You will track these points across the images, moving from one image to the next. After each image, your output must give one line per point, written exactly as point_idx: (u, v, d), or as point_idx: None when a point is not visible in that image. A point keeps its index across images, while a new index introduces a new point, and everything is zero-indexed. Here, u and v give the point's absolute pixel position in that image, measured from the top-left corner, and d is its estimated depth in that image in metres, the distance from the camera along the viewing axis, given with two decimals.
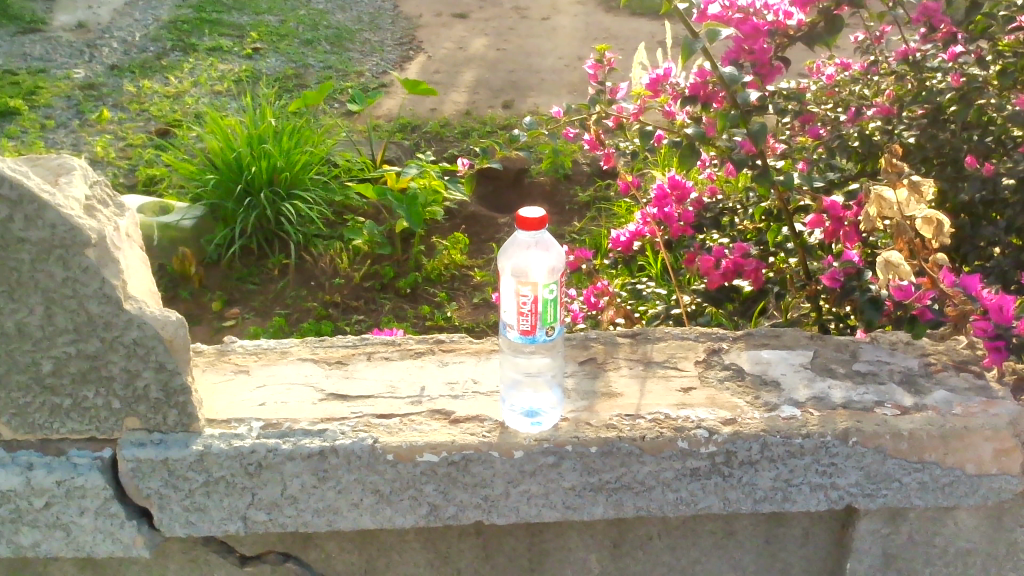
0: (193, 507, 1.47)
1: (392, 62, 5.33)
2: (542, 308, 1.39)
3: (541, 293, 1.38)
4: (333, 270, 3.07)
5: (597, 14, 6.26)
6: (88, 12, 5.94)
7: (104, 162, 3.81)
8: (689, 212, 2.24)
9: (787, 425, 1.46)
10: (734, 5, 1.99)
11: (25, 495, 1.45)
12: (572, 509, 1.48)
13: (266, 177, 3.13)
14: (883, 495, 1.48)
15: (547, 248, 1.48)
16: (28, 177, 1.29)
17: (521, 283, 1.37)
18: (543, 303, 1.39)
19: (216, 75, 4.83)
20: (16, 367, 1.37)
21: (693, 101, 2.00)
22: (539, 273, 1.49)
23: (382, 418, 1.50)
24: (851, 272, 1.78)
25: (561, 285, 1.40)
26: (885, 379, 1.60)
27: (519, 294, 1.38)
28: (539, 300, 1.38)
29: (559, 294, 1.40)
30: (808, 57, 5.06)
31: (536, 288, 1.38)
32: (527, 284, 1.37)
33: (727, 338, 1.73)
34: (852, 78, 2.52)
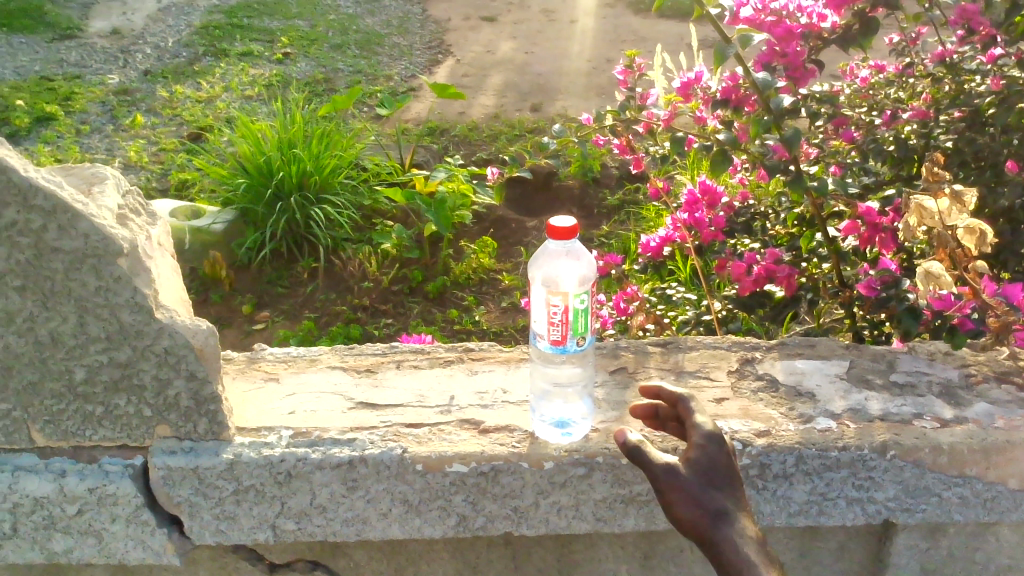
0: (223, 515, 1.47)
1: (421, 66, 5.34)
2: (573, 318, 1.38)
3: (572, 303, 1.36)
4: (361, 273, 3.07)
5: (626, 16, 6.25)
6: (122, 18, 6.01)
7: (137, 167, 3.86)
8: (720, 218, 2.20)
9: (822, 437, 1.43)
10: (766, 7, 1.94)
11: (58, 502, 1.46)
12: (602, 521, 1.47)
13: (295, 181, 3.14)
14: (922, 510, 1.45)
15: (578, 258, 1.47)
16: (62, 188, 1.29)
17: (551, 292, 1.36)
18: (574, 313, 1.37)
19: (247, 80, 4.88)
20: (50, 375, 1.38)
21: (725, 104, 2.02)
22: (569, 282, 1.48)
23: (411, 428, 1.50)
24: (887, 280, 1.76)
25: (592, 295, 1.39)
26: (924, 391, 1.57)
27: (549, 304, 1.37)
28: (569, 310, 1.37)
29: (590, 304, 1.39)
30: (840, 59, 5.02)
31: (567, 297, 1.36)
32: (558, 293, 1.36)
33: (760, 347, 1.70)
34: (886, 81, 2.48)
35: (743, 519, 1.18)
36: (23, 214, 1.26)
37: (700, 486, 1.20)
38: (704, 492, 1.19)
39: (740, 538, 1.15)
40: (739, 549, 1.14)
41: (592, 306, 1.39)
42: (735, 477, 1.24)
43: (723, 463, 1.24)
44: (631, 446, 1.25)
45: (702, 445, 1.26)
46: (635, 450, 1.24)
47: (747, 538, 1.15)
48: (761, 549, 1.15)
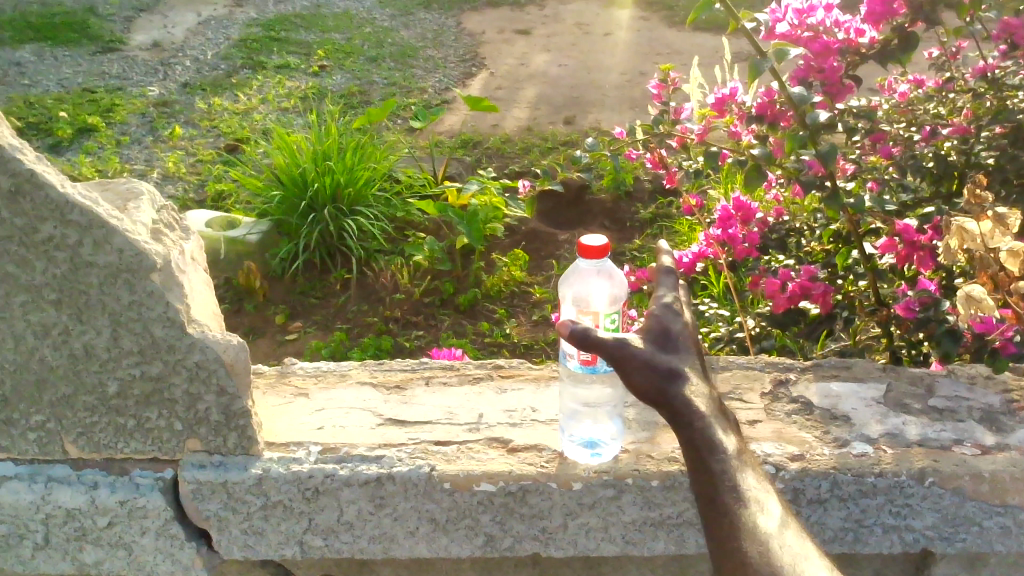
0: (251, 530, 1.47)
1: (455, 79, 5.36)
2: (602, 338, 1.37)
3: (602, 322, 1.36)
4: (393, 284, 3.08)
5: (660, 29, 6.23)
6: (163, 31, 6.12)
7: (175, 178, 3.91)
8: (754, 233, 2.15)
9: (858, 462, 1.40)
10: (803, 23, 1.92)
11: (90, 514, 1.48)
12: (631, 543, 1.46)
13: (329, 193, 3.17)
14: (962, 539, 1.41)
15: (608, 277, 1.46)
16: (98, 203, 1.30)
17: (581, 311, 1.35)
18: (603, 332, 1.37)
19: (284, 92, 4.93)
20: (83, 388, 1.39)
21: (760, 119, 2.00)
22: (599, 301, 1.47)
23: (440, 445, 1.49)
24: (926, 301, 1.72)
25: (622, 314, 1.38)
26: (964, 416, 1.53)
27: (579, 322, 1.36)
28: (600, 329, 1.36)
29: (620, 323, 1.38)
30: (878, 73, 4.95)
31: (597, 316, 1.35)
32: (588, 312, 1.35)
33: (795, 368, 1.67)
34: (925, 96, 2.43)
35: (692, 376, 1.24)
36: (59, 228, 1.27)
37: (654, 349, 1.24)
38: (656, 357, 1.23)
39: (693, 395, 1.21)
40: (694, 405, 1.19)
41: (621, 325, 1.39)
42: (684, 345, 1.29)
43: (674, 330, 1.29)
44: (580, 332, 1.18)
45: (657, 312, 1.30)
46: (586, 336, 1.17)
47: (697, 395, 1.21)
48: (708, 404, 1.22)
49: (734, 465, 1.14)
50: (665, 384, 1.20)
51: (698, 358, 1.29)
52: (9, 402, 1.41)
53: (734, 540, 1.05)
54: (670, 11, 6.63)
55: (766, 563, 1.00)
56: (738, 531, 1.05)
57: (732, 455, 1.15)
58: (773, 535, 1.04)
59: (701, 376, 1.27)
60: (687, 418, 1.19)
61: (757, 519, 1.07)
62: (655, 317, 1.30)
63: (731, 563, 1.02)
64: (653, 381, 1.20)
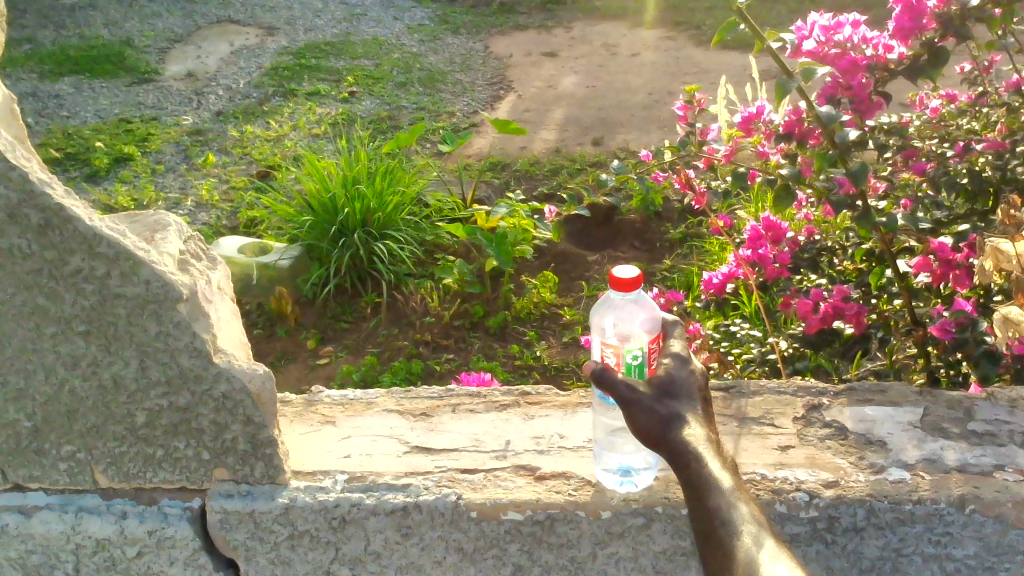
0: (278, 560, 1.48)
1: (483, 102, 5.39)
2: (624, 371, 1.39)
3: (624, 356, 1.38)
4: (422, 308, 3.08)
5: (687, 48, 6.22)
6: (197, 61, 6.23)
7: (208, 206, 3.96)
8: (785, 254, 2.13)
9: (895, 489, 1.36)
10: (830, 40, 1.88)
11: (119, 544, 1.49)
12: (662, 573, 1.43)
13: (359, 218, 3.19)
14: (1005, 568, 1.38)
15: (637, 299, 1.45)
16: (125, 235, 1.32)
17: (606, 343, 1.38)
18: (626, 367, 1.39)
19: (314, 119, 4.99)
20: (112, 419, 1.40)
21: (788, 139, 1.99)
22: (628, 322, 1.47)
23: (466, 473, 1.47)
24: (963, 321, 1.66)
25: (648, 351, 1.41)
26: (1005, 441, 1.49)
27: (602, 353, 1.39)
28: (622, 363, 1.38)
29: (644, 360, 1.40)
30: (908, 89, 4.90)
31: (620, 351, 1.38)
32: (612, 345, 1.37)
33: (827, 392, 1.63)
34: (958, 111, 2.40)
35: (693, 420, 1.33)
36: (88, 261, 1.29)
37: (655, 392, 1.34)
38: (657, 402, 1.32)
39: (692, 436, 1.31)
40: (692, 447, 1.28)
41: (647, 363, 1.40)
42: (689, 390, 1.37)
43: (678, 374, 1.38)
44: (599, 370, 1.28)
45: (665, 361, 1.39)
46: (603, 374, 1.28)
47: (697, 438, 1.30)
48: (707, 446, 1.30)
49: (728, 503, 1.22)
50: (666, 427, 1.30)
51: (701, 401, 1.38)
52: (40, 433, 1.42)
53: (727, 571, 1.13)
54: (697, 30, 6.62)
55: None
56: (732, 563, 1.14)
57: (727, 491, 1.24)
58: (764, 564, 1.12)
59: (702, 417, 1.35)
60: (685, 459, 1.28)
61: (748, 549, 1.15)
62: (665, 364, 1.40)
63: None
64: (654, 424, 1.29)
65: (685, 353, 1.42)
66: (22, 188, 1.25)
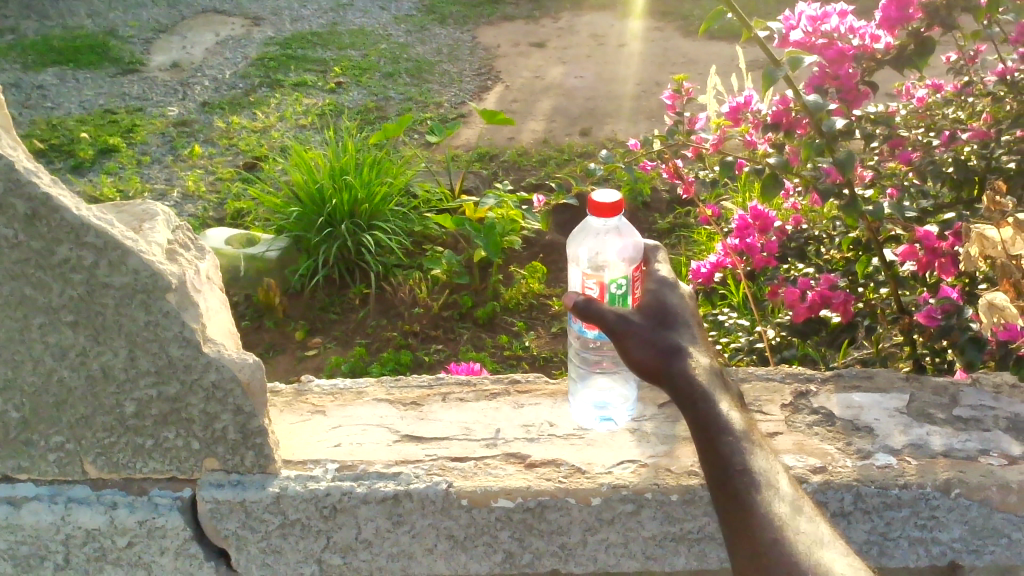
0: (269, 549, 1.48)
1: (471, 93, 5.37)
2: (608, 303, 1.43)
3: (608, 287, 1.42)
4: (411, 299, 3.07)
5: (675, 38, 6.22)
6: (182, 52, 6.19)
7: (194, 197, 3.94)
8: (773, 242, 2.14)
9: (882, 474, 1.38)
10: (818, 30, 1.89)
11: (109, 535, 1.49)
12: (652, 559, 1.45)
13: (347, 209, 3.18)
14: (990, 551, 1.40)
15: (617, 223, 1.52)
16: (112, 225, 1.31)
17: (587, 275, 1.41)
18: (610, 298, 1.43)
19: (301, 109, 4.97)
20: (101, 409, 1.40)
21: (776, 128, 1.99)
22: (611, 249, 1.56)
23: (457, 461, 1.48)
24: (949, 308, 1.68)
25: (633, 280, 1.44)
26: (990, 426, 1.50)
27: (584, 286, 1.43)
28: (606, 294, 1.42)
29: (629, 290, 1.43)
30: (895, 79, 4.92)
31: (603, 281, 1.42)
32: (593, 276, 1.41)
33: (815, 379, 1.64)
34: (944, 101, 2.41)
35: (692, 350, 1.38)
36: (75, 250, 1.28)
37: (652, 325, 1.39)
38: (655, 334, 1.37)
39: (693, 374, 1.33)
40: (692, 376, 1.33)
41: (632, 293, 1.44)
42: (685, 321, 1.42)
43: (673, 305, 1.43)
44: (582, 302, 1.36)
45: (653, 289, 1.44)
46: (587, 306, 1.35)
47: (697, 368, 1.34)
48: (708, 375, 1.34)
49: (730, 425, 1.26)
50: (663, 358, 1.35)
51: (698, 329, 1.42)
52: (29, 423, 1.42)
53: (742, 514, 1.14)
54: (685, 21, 6.62)
55: (775, 538, 1.10)
56: (748, 505, 1.15)
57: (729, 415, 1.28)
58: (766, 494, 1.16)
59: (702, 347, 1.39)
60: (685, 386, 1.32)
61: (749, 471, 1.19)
62: (650, 291, 1.44)
63: (739, 532, 1.13)
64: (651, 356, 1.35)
65: (671, 278, 1.46)
66: (8, 177, 1.24)
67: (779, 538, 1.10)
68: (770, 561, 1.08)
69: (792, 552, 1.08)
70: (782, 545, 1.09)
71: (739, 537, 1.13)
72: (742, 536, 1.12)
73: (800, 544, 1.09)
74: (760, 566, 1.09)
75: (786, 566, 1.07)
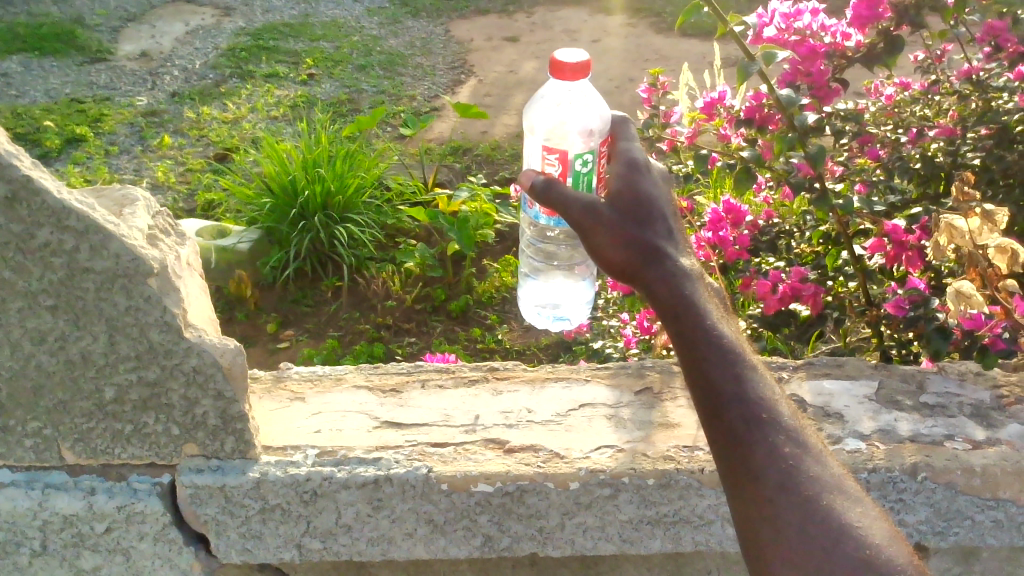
0: (249, 534, 1.49)
1: (444, 86, 5.37)
2: (573, 181, 1.42)
3: (574, 163, 1.41)
4: (384, 292, 3.05)
5: (648, 35, 6.25)
6: (151, 41, 6.11)
7: (164, 187, 3.91)
8: (744, 236, 2.16)
9: (852, 458, 1.42)
10: (790, 27, 1.97)
11: (87, 520, 1.49)
12: (628, 542, 1.48)
13: (320, 201, 3.17)
14: (954, 533, 1.44)
15: (583, 92, 1.63)
16: (94, 209, 1.30)
17: (550, 148, 1.41)
18: (574, 176, 1.42)
19: (272, 101, 4.94)
20: (80, 394, 1.40)
21: (749, 123, 2.03)
22: (574, 121, 1.68)
23: (437, 447, 1.50)
24: (917, 299, 1.74)
25: (597, 157, 1.43)
26: (955, 412, 1.55)
27: (546, 160, 1.42)
28: (570, 170, 1.41)
29: (593, 167, 1.43)
30: (864, 77, 5.00)
31: (567, 156, 1.41)
32: (557, 150, 1.40)
33: (787, 366, 1.68)
34: (912, 98, 2.46)
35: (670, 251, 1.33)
36: (56, 234, 1.27)
37: (624, 219, 1.35)
38: (631, 234, 1.33)
39: (676, 280, 1.28)
40: (672, 279, 1.28)
41: (596, 170, 1.44)
42: (662, 218, 1.37)
43: (647, 194, 1.38)
44: (543, 186, 1.35)
45: (624, 176, 1.40)
46: (547, 188, 1.35)
47: (677, 269, 1.30)
48: (691, 281, 1.29)
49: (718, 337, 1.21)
50: (637, 259, 1.31)
51: (674, 222, 1.38)
52: (5, 409, 1.41)
53: (744, 453, 1.09)
54: (658, 18, 6.66)
55: (782, 483, 1.06)
56: (749, 442, 1.10)
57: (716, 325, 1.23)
58: (767, 427, 1.11)
59: (679, 245, 1.35)
60: (665, 290, 1.27)
61: (745, 396, 1.14)
62: (617, 176, 1.41)
63: (742, 475, 1.09)
64: (626, 258, 1.32)
65: (641, 161, 1.42)
66: None
67: (787, 485, 1.06)
68: (779, 513, 1.04)
69: (801, 497, 1.05)
70: (790, 497, 1.05)
71: (743, 482, 1.08)
72: (746, 481, 1.08)
73: (811, 494, 1.05)
74: (768, 518, 1.05)
75: (796, 523, 1.03)
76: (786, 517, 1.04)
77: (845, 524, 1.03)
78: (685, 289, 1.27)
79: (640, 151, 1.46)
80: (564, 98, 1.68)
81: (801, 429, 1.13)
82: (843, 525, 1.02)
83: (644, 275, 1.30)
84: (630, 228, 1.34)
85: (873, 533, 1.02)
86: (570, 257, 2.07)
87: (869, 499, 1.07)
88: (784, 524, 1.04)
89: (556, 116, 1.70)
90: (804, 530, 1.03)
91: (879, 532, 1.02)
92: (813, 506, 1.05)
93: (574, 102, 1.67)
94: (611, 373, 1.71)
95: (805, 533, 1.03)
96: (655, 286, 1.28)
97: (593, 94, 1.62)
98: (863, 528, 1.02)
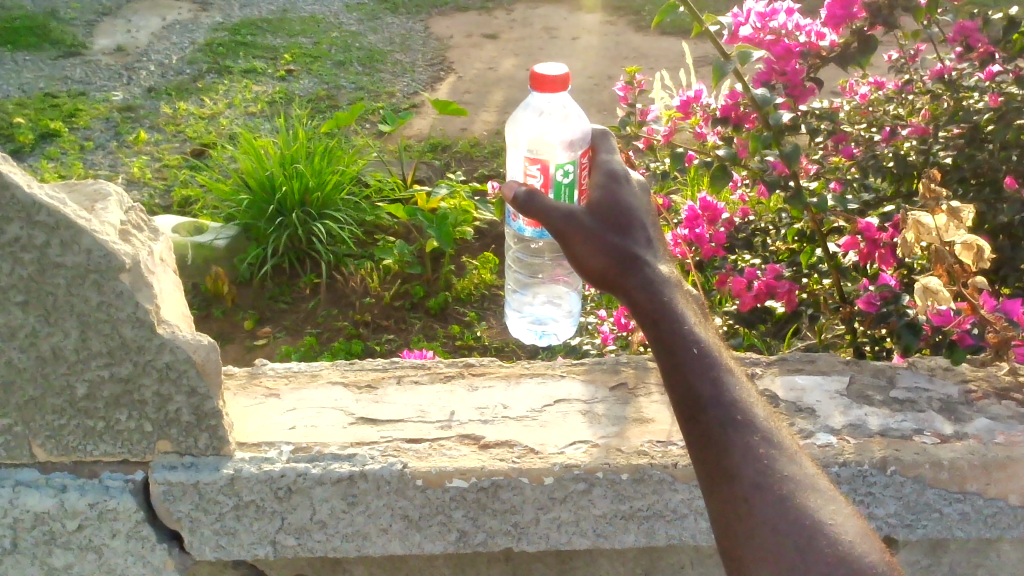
0: (223, 531, 1.48)
1: (423, 83, 5.36)
2: (554, 192, 1.42)
3: (556, 173, 1.40)
4: (363, 289, 3.07)
5: (626, 33, 6.27)
6: (126, 35, 6.05)
7: (139, 184, 3.87)
8: (721, 233, 2.17)
9: (822, 453, 1.43)
10: (766, 26, 1.96)
11: (59, 518, 1.48)
12: (602, 536, 1.48)
13: (297, 197, 3.15)
14: (923, 526, 1.46)
15: (563, 104, 1.63)
16: (65, 204, 1.29)
17: (532, 159, 1.40)
18: (556, 186, 1.42)
19: (250, 96, 4.90)
20: (51, 391, 1.38)
21: (725, 122, 2.05)
22: (554, 132, 1.66)
23: (411, 443, 1.50)
24: (887, 295, 1.74)
25: (579, 168, 1.42)
26: (924, 407, 1.58)
27: (527, 172, 1.42)
28: (551, 181, 1.41)
29: (575, 178, 1.42)
30: (840, 76, 5.05)
31: (549, 166, 1.40)
32: (539, 161, 1.40)
33: (760, 363, 1.70)
34: (886, 98, 2.48)
35: (648, 259, 1.34)
36: (26, 229, 1.26)
37: (603, 228, 1.36)
38: (609, 242, 1.34)
39: (653, 286, 1.29)
40: (650, 285, 1.29)
41: (579, 181, 1.43)
42: (641, 227, 1.38)
43: (626, 203, 1.40)
44: (524, 196, 1.35)
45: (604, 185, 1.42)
46: (529, 199, 1.35)
47: (654, 277, 1.31)
48: (669, 288, 1.30)
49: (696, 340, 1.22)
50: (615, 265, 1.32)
51: (653, 231, 1.39)
52: None
53: (721, 453, 1.10)
54: (637, 16, 6.68)
55: (757, 484, 1.07)
56: (725, 443, 1.11)
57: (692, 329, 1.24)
58: (743, 427, 1.12)
59: (657, 253, 1.37)
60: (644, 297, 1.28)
61: (722, 397, 1.15)
62: (597, 187, 1.43)
63: (717, 476, 1.10)
64: (605, 265, 1.32)
65: (620, 172, 1.44)
66: None
67: (762, 485, 1.07)
68: (754, 511, 1.06)
69: (774, 495, 1.06)
70: (765, 497, 1.06)
71: (718, 483, 1.09)
72: (722, 481, 1.09)
73: (785, 493, 1.06)
74: (744, 518, 1.06)
75: (771, 522, 1.04)
76: (761, 515, 1.05)
77: (819, 522, 1.03)
78: (663, 294, 1.28)
79: (619, 162, 1.48)
80: (544, 108, 1.67)
81: (776, 430, 1.14)
82: (816, 524, 1.03)
83: (622, 283, 1.31)
84: (609, 237, 1.34)
85: (847, 531, 1.03)
86: (555, 269, 2.08)
87: (843, 498, 1.08)
88: (759, 523, 1.05)
89: (536, 127, 1.69)
90: (779, 529, 1.04)
91: (852, 530, 1.03)
92: (788, 505, 1.05)
93: (556, 116, 1.66)
94: (586, 369, 1.72)
95: (779, 531, 1.04)
96: (633, 293, 1.29)
97: (572, 107, 1.63)
98: (837, 525, 1.03)
